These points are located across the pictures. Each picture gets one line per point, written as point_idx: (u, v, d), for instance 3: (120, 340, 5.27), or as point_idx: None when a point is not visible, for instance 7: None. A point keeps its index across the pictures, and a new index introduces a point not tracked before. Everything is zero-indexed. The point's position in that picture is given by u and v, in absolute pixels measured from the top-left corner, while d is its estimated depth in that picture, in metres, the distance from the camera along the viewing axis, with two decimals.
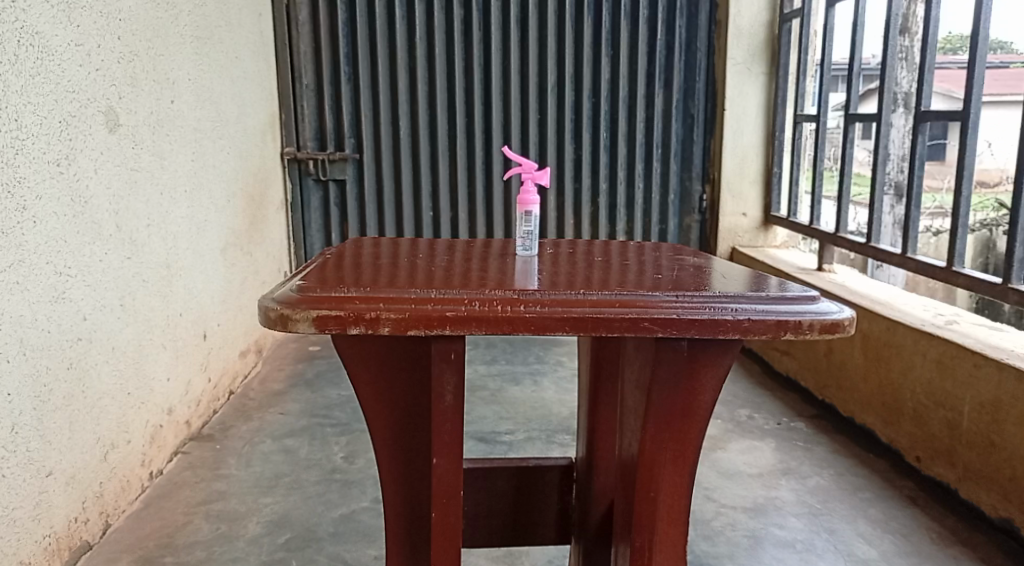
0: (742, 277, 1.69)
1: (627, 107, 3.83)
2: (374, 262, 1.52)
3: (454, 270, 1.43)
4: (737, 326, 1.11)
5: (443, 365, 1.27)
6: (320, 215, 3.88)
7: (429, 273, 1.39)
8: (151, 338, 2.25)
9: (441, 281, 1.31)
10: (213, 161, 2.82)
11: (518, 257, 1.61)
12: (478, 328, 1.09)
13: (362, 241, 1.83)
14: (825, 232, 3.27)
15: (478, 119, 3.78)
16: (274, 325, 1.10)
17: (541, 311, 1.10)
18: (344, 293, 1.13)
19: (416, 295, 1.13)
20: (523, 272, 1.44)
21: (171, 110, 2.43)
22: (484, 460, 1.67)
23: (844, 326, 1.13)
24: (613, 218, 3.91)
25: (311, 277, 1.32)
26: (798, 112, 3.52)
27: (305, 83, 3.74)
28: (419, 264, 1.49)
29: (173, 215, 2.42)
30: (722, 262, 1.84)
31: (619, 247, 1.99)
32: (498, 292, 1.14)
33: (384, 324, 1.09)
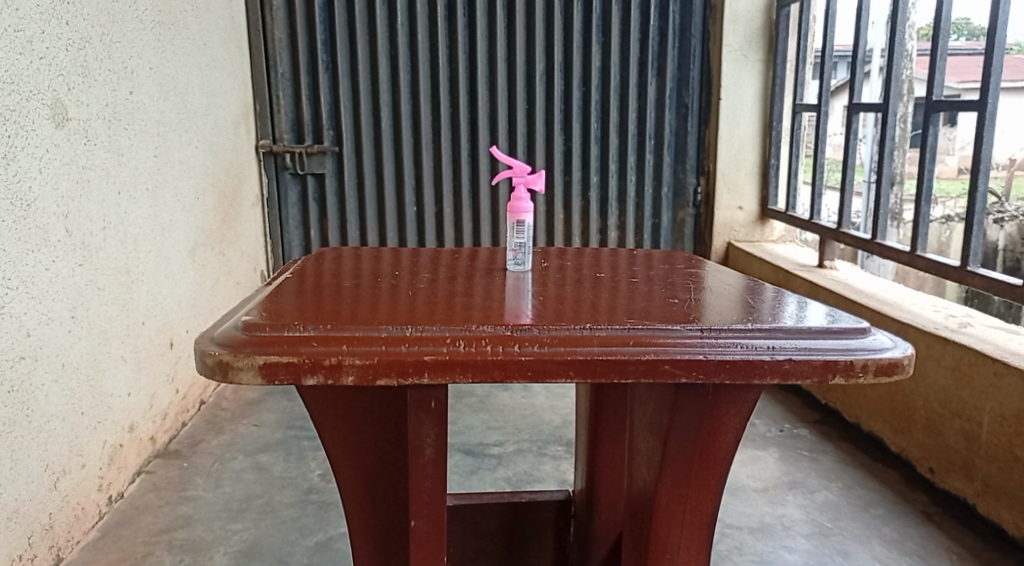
0: (740, 284, 1.55)
1: (619, 96, 3.66)
2: (346, 278, 1.36)
3: (435, 288, 1.28)
4: (776, 369, 0.98)
5: (422, 415, 1.13)
6: (298, 210, 3.69)
7: (408, 293, 1.23)
8: (109, 350, 2.07)
9: (425, 303, 1.16)
10: (180, 156, 2.64)
11: (508, 271, 1.45)
12: (463, 375, 0.95)
13: (331, 250, 1.66)
14: (826, 227, 3.12)
15: (463, 109, 3.61)
16: (212, 373, 0.95)
17: (537, 352, 0.96)
18: (301, 332, 0.98)
19: (387, 333, 0.98)
20: (516, 290, 1.27)
21: (131, 102, 2.25)
22: (472, 496, 1.52)
23: (902, 365, 1.00)
24: (604, 212, 3.75)
25: (270, 300, 1.16)
26: (796, 101, 3.39)
27: (281, 72, 3.55)
28: (395, 281, 1.33)
29: (133, 215, 2.24)
30: (718, 270, 1.70)
31: (610, 257, 1.83)
32: (487, 328, 1.00)
33: (348, 373, 0.95)
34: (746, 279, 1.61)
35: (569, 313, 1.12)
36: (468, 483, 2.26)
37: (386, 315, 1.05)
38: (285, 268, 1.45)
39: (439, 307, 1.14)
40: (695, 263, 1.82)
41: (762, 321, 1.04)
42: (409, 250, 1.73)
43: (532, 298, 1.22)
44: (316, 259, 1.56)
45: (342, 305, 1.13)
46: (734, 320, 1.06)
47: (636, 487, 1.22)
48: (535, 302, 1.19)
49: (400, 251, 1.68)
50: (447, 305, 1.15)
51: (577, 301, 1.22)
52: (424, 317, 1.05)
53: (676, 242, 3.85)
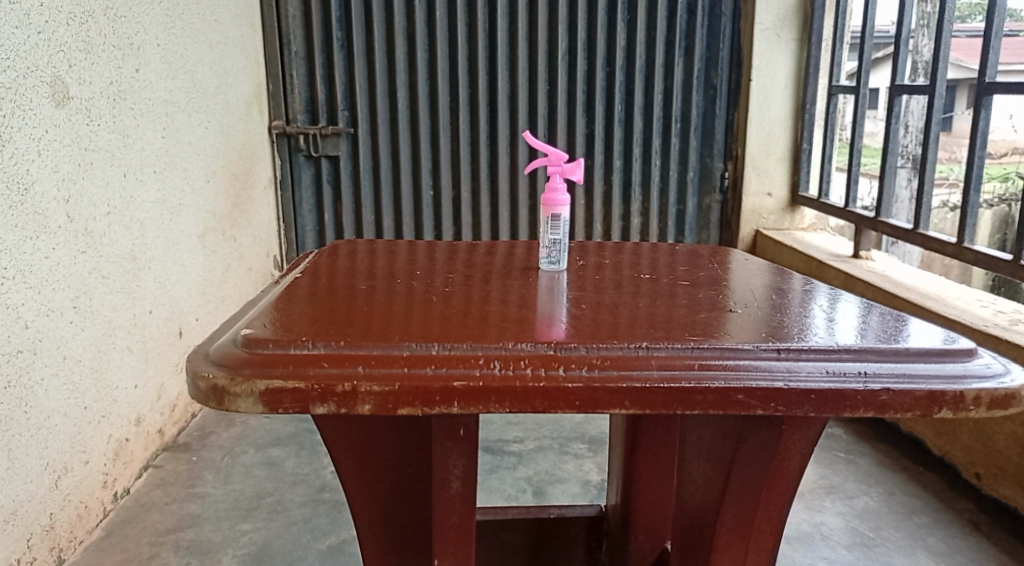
0: (770, 295, 1.46)
1: (644, 77, 3.52)
2: (361, 275, 1.27)
3: (458, 288, 1.19)
4: (872, 400, 0.90)
5: (449, 444, 1.07)
6: (311, 194, 3.59)
7: (429, 294, 1.15)
8: (114, 341, 1.98)
9: (448, 307, 1.08)
10: (189, 137, 2.53)
11: (542, 271, 1.39)
12: (499, 404, 0.88)
13: (348, 243, 1.57)
14: (863, 216, 2.98)
15: (483, 90, 3.49)
16: (206, 398, 0.88)
17: (582, 380, 0.89)
18: (309, 349, 0.91)
19: (409, 352, 0.91)
20: (549, 293, 1.18)
21: (137, 80, 2.15)
22: (499, 511, 1.53)
23: (1018, 397, 0.92)
24: (627, 198, 3.62)
25: (279, 303, 1.08)
26: (833, 83, 3.25)
27: (295, 50, 3.44)
28: (415, 280, 1.24)
29: (139, 199, 2.14)
30: (742, 275, 1.63)
31: (641, 259, 1.73)
32: (527, 346, 0.92)
33: (363, 400, 0.87)
34: (772, 287, 1.54)
35: (608, 323, 1.03)
36: (487, 483, 2.16)
37: (406, 326, 0.97)
38: (296, 263, 1.37)
39: (464, 313, 1.05)
40: (727, 266, 1.72)
41: (856, 346, 0.95)
42: (430, 243, 1.63)
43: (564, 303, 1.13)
44: (331, 252, 1.47)
45: (356, 309, 1.05)
46: (820, 341, 0.97)
47: (687, 523, 1.16)
48: (567, 307, 1.10)
49: (421, 245, 1.58)
50: (472, 309, 1.07)
51: (613, 307, 1.13)
52: (446, 329, 0.97)
53: (701, 229, 3.72)
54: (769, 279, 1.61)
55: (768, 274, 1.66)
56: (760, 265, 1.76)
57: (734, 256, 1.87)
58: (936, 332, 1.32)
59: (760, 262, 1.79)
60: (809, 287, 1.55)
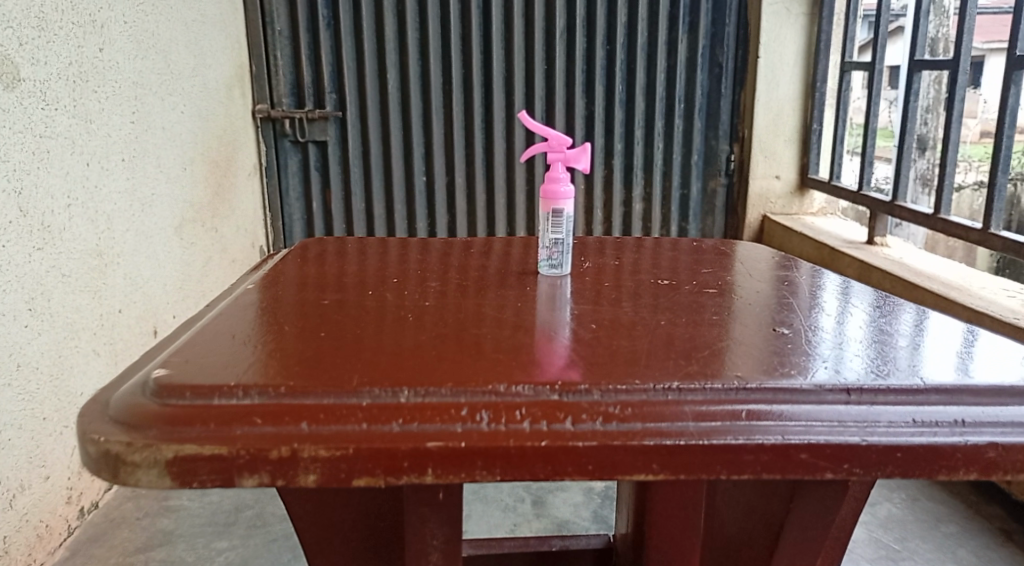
0: (778, 295, 1.37)
1: (646, 55, 3.36)
2: (319, 290, 1.17)
3: (456, 307, 1.10)
4: (964, 460, 0.84)
5: (427, 511, 0.98)
6: (299, 181, 3.43)
7: (394, 316, 1.05)
8: (78, 344, 1.83)
9: (394, 333, 0.99)
10: (162, 122, 2.38)
11: (541, 278, 1.31)
12: (487, 472, 0.79)
13: (314, 244, 1.45)
14: (878, 200, 2.83)
15: (477, 70, 3.33)
16: (100, 469, 0.79)
17: (591, 436, 0.81)
18: (229, 403, 0.82)
19: (369, 401, 0.83)
20: (550, 316, 1.09)
21: (101, 59, 1.99)
22: (494, 546, 1.43)
23: None
24: (629, 182, 3.47)
25: (214, 335, 0.98)
26: (846, 60, 3.12)
27: (278, 29, 3.26)
28: (366, 295, 1.15)
29: (106, 189, 1.99)
30: (747, 273, 1.54)
31: (650, 263, 1.59)
32: (525, 392, 0.84)
33: (309, 471, 0.78)
34: (777, 287, 1.44)
35: (610, 352, 0.95)
36: (483, 491, 2.02)
37: (344, 366, 0.88)
38: (236, 282, 1.27)
39: (414, 342, 0.96)
40: (733, 265, 1.63)
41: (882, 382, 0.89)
42: (420, 248, 1.49)
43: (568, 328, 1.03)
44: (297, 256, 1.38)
45: (289, 340, 0.96)
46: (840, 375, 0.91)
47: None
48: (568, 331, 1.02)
49: (408, 250, 1.45)
50: (423, 337, 0.98)
51: (626, 329, 1.04)
52: (387, 369, 0.88)
53: (706, 215, 3.56)
54: (777, 278, 1.52)
55: (777, 272, 1.57)
56: (767, 264, 1.65)
57: (741, 254, 1.76)
58: (957, 329, 1.21)
59: (768, 259, 1.70)
60: (820, 285, 1.46)
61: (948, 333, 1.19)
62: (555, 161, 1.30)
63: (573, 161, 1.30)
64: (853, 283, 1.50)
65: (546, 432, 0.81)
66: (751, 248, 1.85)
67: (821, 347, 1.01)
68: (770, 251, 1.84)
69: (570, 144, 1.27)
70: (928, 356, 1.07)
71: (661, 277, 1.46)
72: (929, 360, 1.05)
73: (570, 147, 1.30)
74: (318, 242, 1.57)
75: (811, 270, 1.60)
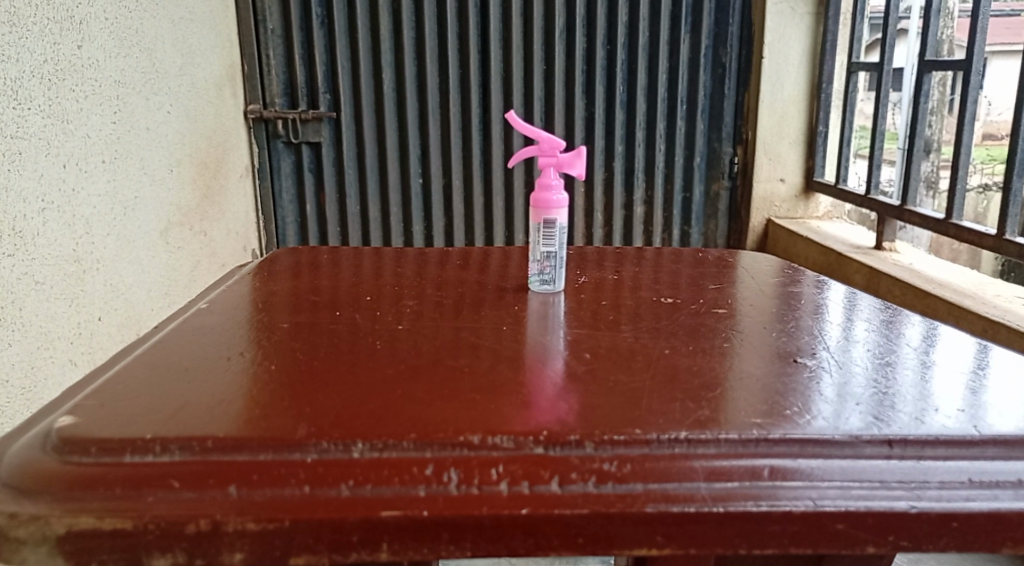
0: (778, 306, 1.35)
1: (648, 55, 3.27)
2: (288, 335, 1.17)
3: (453, 349, 1.08)
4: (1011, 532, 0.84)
5: None
6: (292, 183, 3.35)
7: (362, 359, 1.05)
8: (53, 354, 1.75)
9: (317, 376, 1.00)
10: (147, 123, 2.30)
11: (535, 294, 1.33)
12: (451, 545, 0.80)
13: (294, 290, 1.42)
14: (887, 204, 2.75)
15: (475, 70, 3.25)
16: None
17: (580, 499, 0.81)
18: (139, 463, 0.84)
19: (314, 457, 0.84)
20: (543, 351, 1.08)
21: (80, 58, 1.92)
22: None
23: None
24: (630, 185, 3.39)
25: (144, 382, 1.00)
26: (853, 60, 3.04)
27: (271, 28, 3.19)
28: (304, 333, 1.17)
29: (85, 192, 1.91)
30: (749, 283, 1.51)
31: (652, 277, 1.52)
32: (515, 450, 0.85)
33: (238, 547, 0.80)
34: (780, 301, 1.39)
35: (600, 399, 0.94)
36: None
37: (257, 416, 0.90)
38: (172, 314, 1.29)
39: (338, 386, 0.97)
40: (735, 274, 1.59)
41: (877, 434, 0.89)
42: (413, 273, 1.43)
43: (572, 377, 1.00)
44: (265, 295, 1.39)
45: (207, 386, 0.98)
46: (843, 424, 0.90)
47: None
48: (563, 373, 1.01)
49: (399, 280, 1.39)
50: (353, 380, 0.99)
51: (632, 370, 1.02)
52: (299, 418, 0.89)
53: (709, 218, 3.48)
54: (780, 287, 1.49)
55: (779, 282, 1.54)
56: (771, 274, 1.60)
57: (744, 264, 1.69)
58: (967, 349, 1.15)
59: (772, 267, 1.66)
60: (823, 295, 1.43)
61: (957, 354, 1.13)
62: (547, 166, 1.25)
63: (566, 164, 1.26)
64: (859, 296, 1.43)
65: (527, 495, 0.82)
66: (754, 257, 1.79)
67: (826, 384, 1.01)
68: (774, 260, 1.80)
69: (564, 150, 1.22)
70: (938, 387, 1.02)
71: (665, 293, 1.39)
72: (938, 392, 1.00)
73: (563, 150, 1.25)
74: (272, 268, 1.60)
75: (815, 281, 1.54)
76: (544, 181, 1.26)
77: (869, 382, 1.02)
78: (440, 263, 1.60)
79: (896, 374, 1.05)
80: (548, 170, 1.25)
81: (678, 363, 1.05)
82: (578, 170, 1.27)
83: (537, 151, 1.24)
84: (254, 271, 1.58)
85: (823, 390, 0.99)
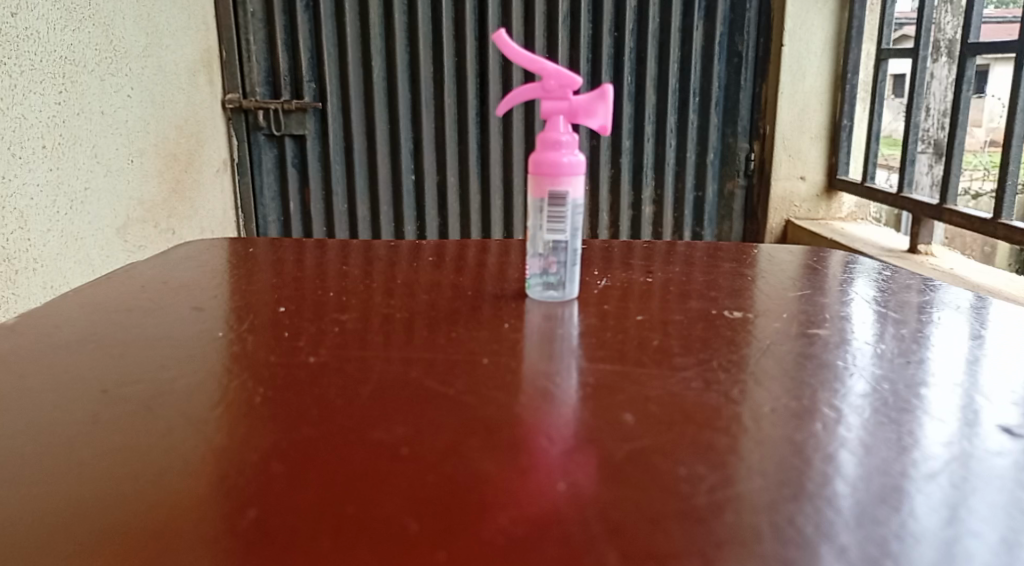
0: (798, 315, 1.13)
1: (658, 42, 3.03)
2: (221, 369, 0.91)
3: (439, 396, 0.83)
4: None
5: None
6: (274, 178, 3.10)
7: (290, 422, 0.78)
8: None
9: (172, 453, 0.73)
10: (100, 106, 2.05)
11: (538, 302, 1.09)
12: None
13: (246, 297, 1.16)
14: (923, 203, 2.50)
15: (471, 58, 3.01)
16: None
17: None
18: None
19: None
20: (538, 391, 0.85)
21: (13, 27, 1.67)
22: None
23: None
24: (639, 182, 3.14)
25: None
26: (882, 47, 2.82)
27: (252, 11, 2.94)
28: (205, 374, 0.89)
29: (17, 181, 1.66)
30: (767, 282, 1.29)
31: (682, 281, 1.27)
32: None
33: None
34: (799, 311, 1.15)
35: (635, 492, 0.67)
36: None
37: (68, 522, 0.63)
38: (43, 331, 1.03)
39: (201, 474, 0.69)
40: (755, 271, 1.37)
41: (966, 529, 0.63)
42: (394, 288, 1.19)
43: (598, 436, 0.75)
44: (210, 305, 1.14)
45: (21, 465, 0.71)
46: (870, 492, 0.68)
47: None
48: (582, 440, 0.75)
49: (374, 297, 1.15)
50: (234, 462, 0.71)
51: (677, 433, 0.76)
52: (106, 532, 0.62)
53: (722, 219, 3.23)
54: (799, 289, 1.27)
55: (800, 282, 1.32)
56: (792, 272, 1.38)
57: (766, 261, 1.45)
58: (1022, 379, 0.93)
59: (795, 265, 1.44)
60: (848, 302, 1.22)
61: (1012, 387, 0.91)
62: (556, 111, 1.01)
63: (582, 111, 1.02)
64: (889, 304, 1.22)
65: None
66: (779, 253, 1.55)
67: (849, 429, 0.79)
68: (795, 251, 1.58)
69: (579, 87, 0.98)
70: (989, 434, 0.79)
71: (702, 304, 1.14)
72: (987, 435, 0.78)
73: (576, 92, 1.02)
74: (222, 268, 1.34)
75: (844, 287, 1.31)
76: (552, 135, 1.02)
77: (902, 425, 0.80)
78: (431, 263, 1.35)
79: (934, 414, 0.83)
80: (557, 118, 1.02)
81: (742, 420, 0.79)
82: (597, 118, 1.03)
83: (540, 91, 1.01)
84: (195, 273, 1.31)
85: (847, 439, 0.76)
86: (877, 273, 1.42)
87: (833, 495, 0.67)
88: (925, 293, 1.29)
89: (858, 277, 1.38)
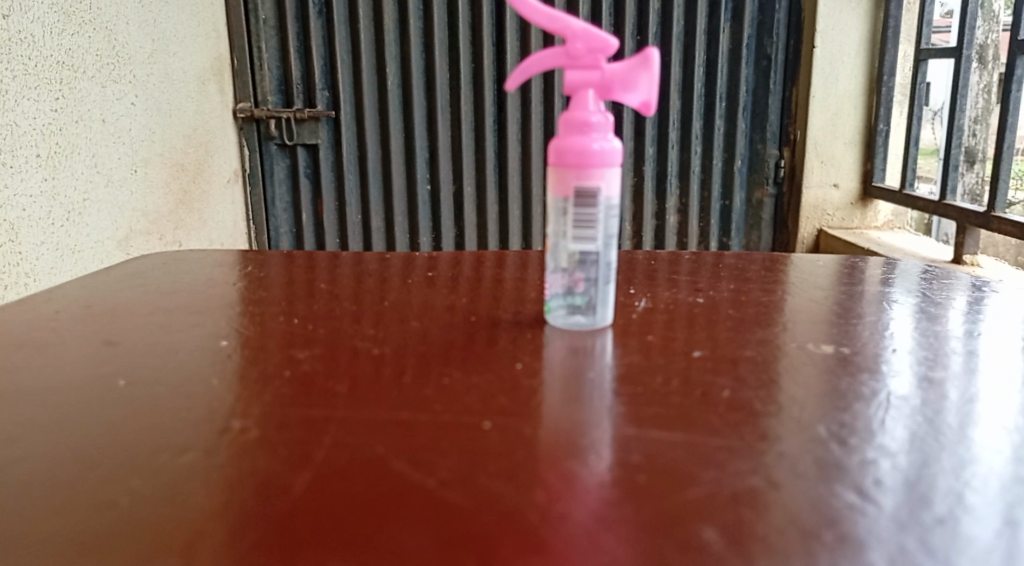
0: (832, 329, 1.02)
1: (683, 46, 2.90)
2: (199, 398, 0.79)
3: (444, 427, 0.72)
4: None
5: None
6: (286, 189, 3.01)
7: (264, 464, 0.66)
8: None
9: (114, 509, 0.60)
10: (100, 113, 1.96)
11: (564, 328, 0.97)
12: None
13: (236, 316, 1.05)
14: (969, 211, 2.36)
15: (489, 63, 2.90)
16: None
17: None
18: None
19: None
20: (558, 423, 0.73)
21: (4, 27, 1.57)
22: None
23: None
24: (664, 191, 3.01)
25: None
26: (921, 47, 2.68)
27: (263, 17, 2.85)
28: (177, 401, 0.78)
29: (6, 189, 1.56)
30: (799, 294, 1.18)
31: (717, 298, 1.15)
32: None
33: None
34: (832, 324, 1.04)
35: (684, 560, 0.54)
36: None
37: None
38: (4, 354, 0.92)
39: (148, 539, 0.57)
40: (791, 283, 1.25)
41: None
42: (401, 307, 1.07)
43: (632, 485, 0.63)
44: (195, 324, 1.02)
45: None
46: (921, 539, 0.57)
47: None
48: (613, 490, 0.62)
49: (378, 316, 1.03)
50: (187, 524, 0.59)
51: (727, 482, 0.63)
52: None
53: (751, 229, 3.10)
54: (833, 300, 1.16)
55: (835, 293, 1.20)
56: (827, 282, 1.27)
57: (795, 271, 1.33)
58: None
59: (828, 273, 1.32)
60: (886, 312, 1.10)
61: None
62: (584, 84, 0.89)
63: (618, 81, 0.90)
64: (930, 313, 1.11)
65: None
66: (809, 261, 1.42)
67: (893, 456, 0.67)
68: (829, 259, 1.46)
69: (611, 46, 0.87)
70: None
71: (742, 324, 1.01)
72: None
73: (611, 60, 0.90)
74: (217, 283, 1.23)
75: (881, 297, 1.19)
76: (580, 114, 0.90)
77: (955, 452, 0.68)
78: (443, 279, 1.24)
79: (988, 439, 0.71)
80: (585, 93, 0.89)
81: (805, 457, 0.67)
82: (638, 89, 0.91)
83: (564, 57, 0.90)
84: (187, 290, 1.20)
85: (892, 471, 0.65)
86: (918, 281, 1.30)
87: (895, 553, 0.55)
88: (970, 301, 1.17)
89: (897, 285, 1.27)
